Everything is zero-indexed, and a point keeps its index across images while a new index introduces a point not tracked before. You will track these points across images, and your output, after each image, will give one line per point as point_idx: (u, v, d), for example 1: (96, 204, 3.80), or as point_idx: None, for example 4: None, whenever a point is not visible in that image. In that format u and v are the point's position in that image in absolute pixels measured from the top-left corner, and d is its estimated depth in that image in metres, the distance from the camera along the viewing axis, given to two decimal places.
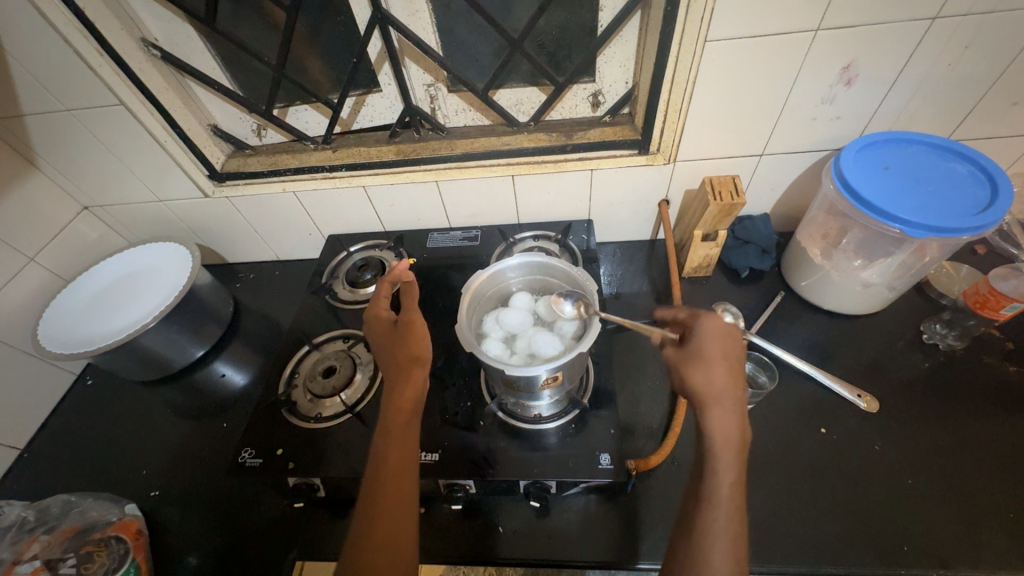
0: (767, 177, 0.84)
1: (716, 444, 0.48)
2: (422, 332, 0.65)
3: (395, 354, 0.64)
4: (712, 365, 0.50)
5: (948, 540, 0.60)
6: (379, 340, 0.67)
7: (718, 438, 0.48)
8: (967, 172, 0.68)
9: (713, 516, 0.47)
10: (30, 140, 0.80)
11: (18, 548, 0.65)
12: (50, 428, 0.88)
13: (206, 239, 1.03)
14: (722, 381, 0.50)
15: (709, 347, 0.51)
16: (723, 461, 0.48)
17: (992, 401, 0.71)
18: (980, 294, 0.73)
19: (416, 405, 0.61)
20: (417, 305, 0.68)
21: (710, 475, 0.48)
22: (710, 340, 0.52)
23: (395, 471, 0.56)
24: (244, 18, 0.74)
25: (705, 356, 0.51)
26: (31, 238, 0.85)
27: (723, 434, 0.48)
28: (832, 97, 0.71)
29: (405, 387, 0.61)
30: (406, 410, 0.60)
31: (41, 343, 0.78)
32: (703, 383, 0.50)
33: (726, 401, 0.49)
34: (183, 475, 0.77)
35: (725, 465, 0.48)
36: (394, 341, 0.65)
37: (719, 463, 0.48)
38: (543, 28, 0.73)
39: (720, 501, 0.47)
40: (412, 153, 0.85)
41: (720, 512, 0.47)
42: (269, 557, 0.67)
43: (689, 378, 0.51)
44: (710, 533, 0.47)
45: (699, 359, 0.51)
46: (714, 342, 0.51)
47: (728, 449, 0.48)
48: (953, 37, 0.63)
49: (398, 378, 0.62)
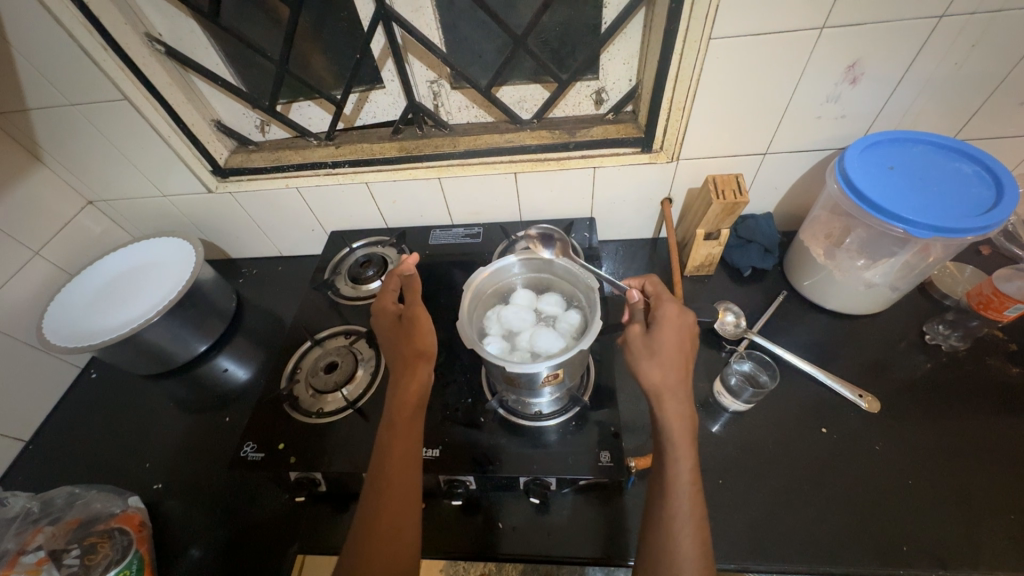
0: (771, 176, 0.84)
1: (673, 435, 0.54)
2: (426, 326, 0.65)
3: (402, 349, 0.64)
4: (665, 356, 0.57)
5: (948, 541, 0.60)
6: (386, 334, 0.67)
7: (672, 426, 0.54)
8: (972, 172, 0.68)
9: (676, 506, 0.51)
10: (36, 135, 0.80)
11: (23, 539, 0.66)
12: (54, 421, 0.88)
13: (210, 234, 1.03)
14: (675, 368, 0.56)
15: (664, 331, 0.58)
16: (678, 447, 0.53)
17: (994, 403, 0.71)
18: (984, 294, 0.73)
19: (421, 397, 0.61)
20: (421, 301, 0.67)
21: (668, 463, 0.53)
22: (668, 326, 0.59)
23: (400, 466, 0.56)
24: (248, 13, 0.74)
25: (661, 342, 0.57)
26: (36, 231, 0.86)
27: (677, 422, 0.54)
28: (837, 95, 0.70)
29: (411, 379, 0.61)
30: (412, 404, 0.60)
31: (45, 335, 0.78)
32: (654, 372, 0.56)
33: (677, 392, 0.55)
34: (186, 468, 0.77)
35: (681, 453, 0.53)
36: (400, 336, 0.66)
37: (677, 449, 0.53)
38: (547, 25, 0.73)
39: (682, 488, 0.52)
40: (414, 149, 0.85)
41: (682, 500, 0.51)
42: (270, 550, 0.67)
43: (646, 362, 0.57)
44: (675, 521, 0.51)
45: (657, 348, 0.57)
46: (670, 330, 0.58)
47: (681, 435, 0.54)
48: (960, 36, 0.63)
49: (406, 371, 0.62)
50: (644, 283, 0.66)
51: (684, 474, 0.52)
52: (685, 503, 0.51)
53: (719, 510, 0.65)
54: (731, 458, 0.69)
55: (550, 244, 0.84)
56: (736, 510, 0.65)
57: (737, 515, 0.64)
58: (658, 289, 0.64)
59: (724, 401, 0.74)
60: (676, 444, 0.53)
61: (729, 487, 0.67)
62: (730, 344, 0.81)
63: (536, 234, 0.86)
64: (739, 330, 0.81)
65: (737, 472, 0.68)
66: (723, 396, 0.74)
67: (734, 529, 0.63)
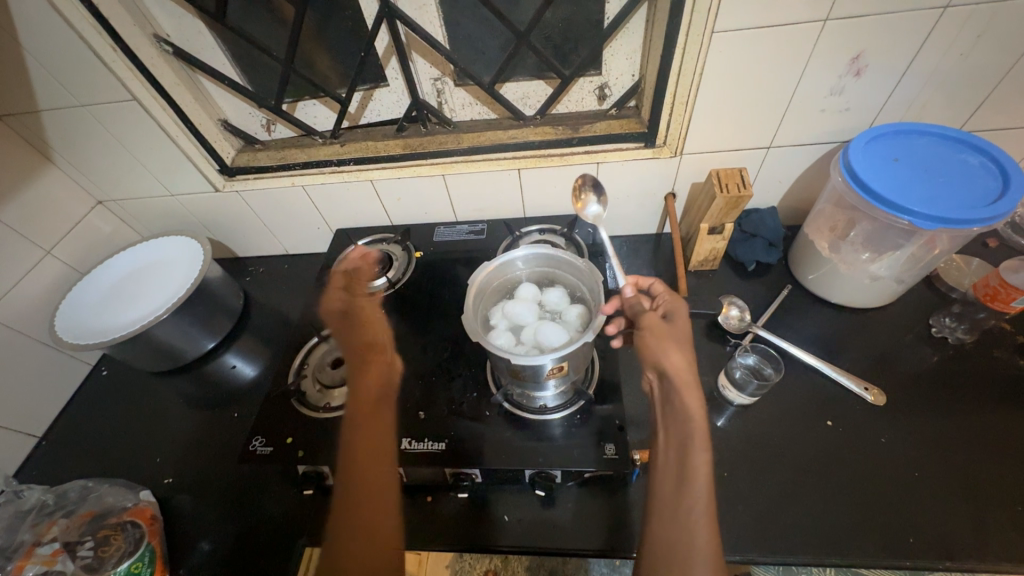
0: (774, 169, 0.84)
1: (692, 424, 0.55)
2: (372, 319, 0.78)
3: (359, 339, 0.75)
4: (683, 342, 0.59)
5: (956, 533, 0.60)
6: (337, 326, 0.78)
7: (693, 416, 0.55)
8: (978, 163, 0.67)
9: (694, 500, 0.51)
10: (47, 136, 0.82)
11: (38, 531, 0.68)
12: (66, 418, 0.90)
13: (217, 233, 1.04)
14: (692, 359, 0.59)
15: (680, 322, 0.61)
16: (699, 440, 0.54)
17: (1002, 395, 0.70)
18: (991, 286, 0.73)
19: (382, 391, 0.70)
20: (365, 296, 0.83)
21: (688, 456, 0.53)
22: (685, 317, 0.61)
23: (370, 454, 0.64)
24: (254, 13, 0.75)
25: (682, 331, 0.60)
26: (48, 231, 0.87)
27: (699, 415, 0.55)
28: (841, 88, 0.70)
29: (369, 376, 0.71)
30: (374, 396, 0.69)
31: (57, 333, 0.80)
32: (675, 360, 0.58)
33: (696, 384, 0.57)
34: (196, 462, 0.79)
35: (699, 444, 0.54)
36: (347, 331, 0.77)
37: (696, 441, 0.54)
38: (550, 21, 0.73)
39: (700, 483, 0.52)
40: (419, 147, 0.86)
41: (700, 494, 0.52)
42: (278, 543, 0.68)
43: (668, 351, 0.58)
44: (693, 514, 0.51)
45: (676, 336, 0.60)
46: (688, 322, 0.61)
47: (700, 427, 0.54)
48: (964, 26, 0.62)
49: (360, 371, 0.71)
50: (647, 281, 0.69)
51: (704, 468, 0.53)
52: (702, 496, 0.51)
53: (724, 502, 0.65)
54: (736, 451, 0.69)
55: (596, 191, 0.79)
56: (741, 502, 0.65)
57: (742, 507, 0.64)
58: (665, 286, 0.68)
59: (729, 395, 0.74)
60: (698, 437, 0.54)
61: (734, 481, 0.67)
62: (735, 338, 0.81)
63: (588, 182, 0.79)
64: (743, 324, 0.81)
65: (742, 465, 0.68)
66: (728, 389, 0.74)
67: (740, 522, 0.63)
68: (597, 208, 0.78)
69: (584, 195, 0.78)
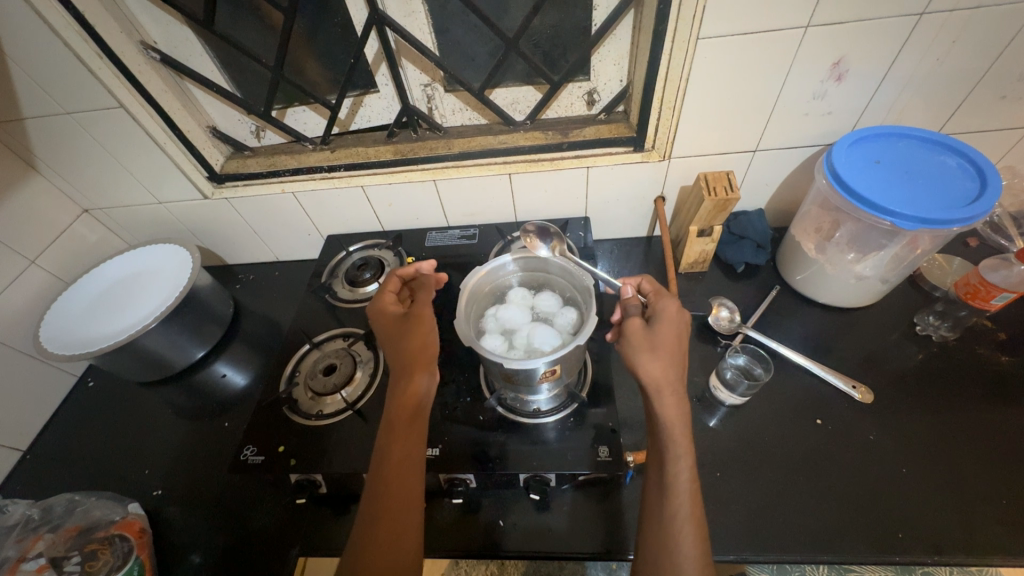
0: (761, 173, 0.85)
1: (671, 433, 0.55)
2: (427, 325, 0.66)
3: (406, 347, 0.65)
4: (663, 349, 0.58)
5: (944, 528, 0.61)
6: (389, 331, 0.68)
7: (671, 423, 0.55)
8: (956, 165, 0.69)
9: (677, 507, 0.52)
10: (32, 144, 0.80)
11: (23, 546, 0.66)
12: (51, 430, 0.88)
13: (206, 240, 1.03)
14: (672, 363, 0.57)
15: (661, 326, 0.60)
16: (678, 446, 0.54)
17: (985, 391, 0.72)
18: (971, 284, 0.75)
19: (419, 404, 0.62)
20: (426, 299, 0.68)
21: (669, 463, 0.54)
22: (667, 320, 0.60)
23: (399, 468, 0.57)
24: (243, 19, 0.75)
25: (661, 335, 0.59)
26: (32, 240, 0.86)
27: (677, 422, 0.55)
28: (824, 92, 0.72)
29: (409, 388, 0.62)
30: (410, 408, 0.61)
31: (41, 343, 0.78)
32: (652, 365, 0.57)
33: (675, 390, 0.56)
34: (185, 473, 0.77)
35: (682, 452, 0.54)
36: (400, 334, 0.66)
37: (676, 448, 0.54)
38: (538, 27, 0.74)
39: (682, 489, 0.52)
40: (409, 152, 0.86)
41: (682, 501, 0.52)
42: (270, 554, 0.67)
43: (644, 356, 0.57)
44: (676, 521, 0.51)
45: (657, 341, 0.58)
46: (670, 325, 0.60)
47: (679, 434, 0.54)
48: (941, 32, 0.64)
49: (402, 378, 0.63)
50: (639, 280, 0.68)
51: (685, 474, 0.53)
52: (685, 504, 0.52)
53: (718, 501, 0.66)
54: (728, 451, 0.70)
55: (546, 241, 0.79)
56: (735, 501, 0.65)
57: (736, 506, 0.65)
58: (656, 286, 0.66)
59: (720, 395, 0.75)
60: (676, 445, 0.54)
61: (726, 480, 0.67)
62: (725, 339, 0.83)
63: (532, 231, 0.81)
64: (734, 325, 0.82)
65: (734, 464, 0.69)
66: (720, 390, 0.75)
67: (734, 520, 0.64)
68: (546, 252, 0.77)
69: (532, 241, 0.79)
